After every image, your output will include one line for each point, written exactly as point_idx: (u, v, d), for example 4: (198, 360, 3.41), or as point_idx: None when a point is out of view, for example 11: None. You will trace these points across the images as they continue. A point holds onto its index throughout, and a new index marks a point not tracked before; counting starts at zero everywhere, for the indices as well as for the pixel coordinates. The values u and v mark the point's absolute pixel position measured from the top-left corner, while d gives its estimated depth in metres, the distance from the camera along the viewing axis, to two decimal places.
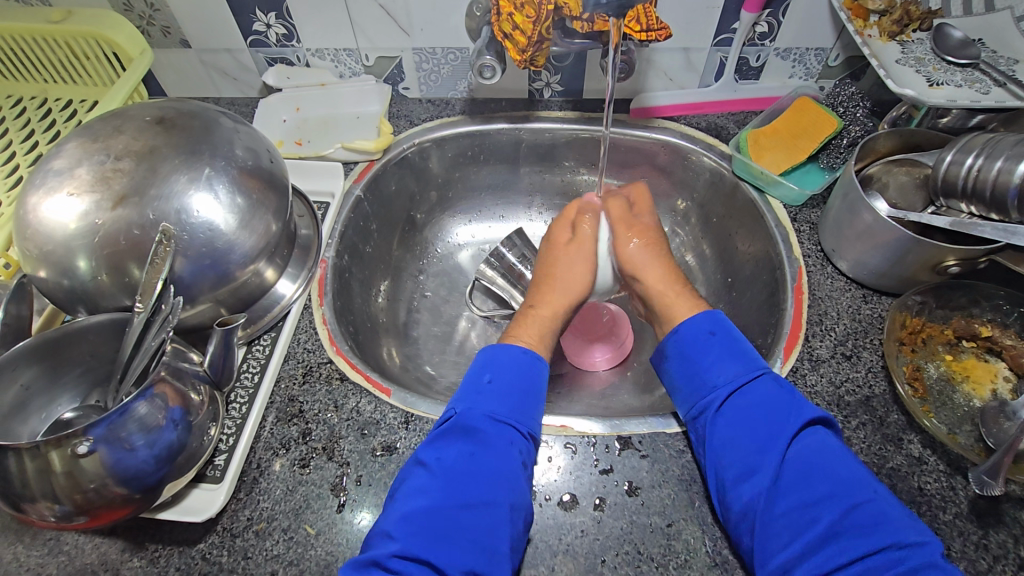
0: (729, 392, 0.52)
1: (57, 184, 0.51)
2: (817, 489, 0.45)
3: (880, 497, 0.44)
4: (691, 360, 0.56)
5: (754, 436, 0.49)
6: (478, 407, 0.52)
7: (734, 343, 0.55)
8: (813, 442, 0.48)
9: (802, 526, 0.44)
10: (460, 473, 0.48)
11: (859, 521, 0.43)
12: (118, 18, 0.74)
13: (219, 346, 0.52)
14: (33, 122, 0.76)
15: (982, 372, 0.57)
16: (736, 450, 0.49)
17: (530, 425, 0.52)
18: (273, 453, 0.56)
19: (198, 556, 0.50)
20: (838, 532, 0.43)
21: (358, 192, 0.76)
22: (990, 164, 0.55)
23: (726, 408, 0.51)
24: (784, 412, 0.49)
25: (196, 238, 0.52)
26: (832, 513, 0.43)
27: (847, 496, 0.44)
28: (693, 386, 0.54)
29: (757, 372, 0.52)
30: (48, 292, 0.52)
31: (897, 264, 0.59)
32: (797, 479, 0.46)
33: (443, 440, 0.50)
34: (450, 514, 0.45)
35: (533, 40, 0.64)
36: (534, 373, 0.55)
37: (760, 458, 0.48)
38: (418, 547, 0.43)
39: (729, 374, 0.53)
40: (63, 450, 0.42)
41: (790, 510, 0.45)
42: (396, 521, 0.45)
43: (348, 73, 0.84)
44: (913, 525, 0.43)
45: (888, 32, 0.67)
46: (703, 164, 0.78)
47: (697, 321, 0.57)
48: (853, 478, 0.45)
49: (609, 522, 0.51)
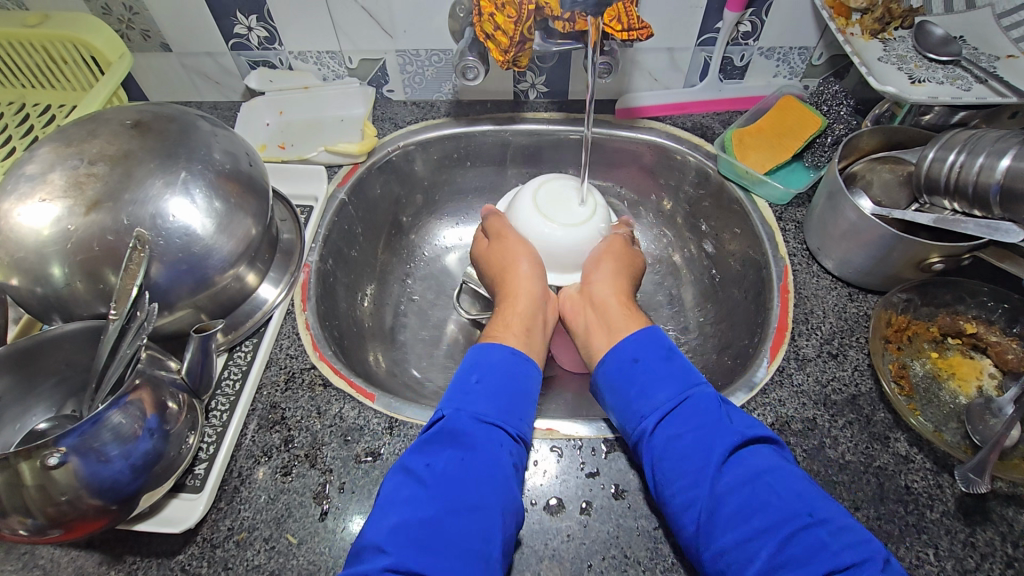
0: (660, 419, 0.51)
1: (30, 190, 0.50)
2: (754, 518, 0.43)
3: (818, 519, 0.42)
4: (620, 390, 0.54)
5: (686, 468, 0.47)
6: (466, 410, 0.51)
7: (659, 363, 0.54)
8: (745, 464, 0.46)
9: (741, 562, 0.42)
10: (451, 479, 0.46)
11: (798, 550, 0.41)
12: (96, 22, 0.73)
13: (197, 353, 0.51)
14: (11, 127, 0.75)
15: (967, 369, 0.57)
16: (674, 483, 0.47)
17: (519, 427, 0.52)
18: (254, 461, 0.55)
19: (176, 567, 0.49)
20: (777, 565, 0.41)
21: (342, 195, 0.75)
22: (972, 160, 0.55)
23: (657, 437, 0.50)
24: (713, 434, 0.48)
25: (173, 243, 0.51)
26: (768, 546, 0.42)
27: (782, 522, 0.42)
28: (625, 416, 0.53)
29: (682, 397, 0.51)
30: (21, 299, 0.51)
31: (882, 261, 0.59)
32: (733, 509, 0.44)
33: (434, 446, 0.49)
34: (446, 520, 0.44)
35: (515, 40, 0.64)
36: (522, 371, 0.55)
37: (695, 490, 0.46)
38: (410, 559, 0.41)
39: (655, 402, 0.52)
40: (33, 461, 0.41)
41: (728, 544, 0.43)
42: (387, 534, 0.43)
43: (332, 76, 0.83)
44: (852, 543, 0.41)
45: (870, 30, 0.67)
46: (689, 164, 0.78)
47: (625, 345, 0.56)
48: (790, 501, 0.44)
49: (596, 526, 0.51)
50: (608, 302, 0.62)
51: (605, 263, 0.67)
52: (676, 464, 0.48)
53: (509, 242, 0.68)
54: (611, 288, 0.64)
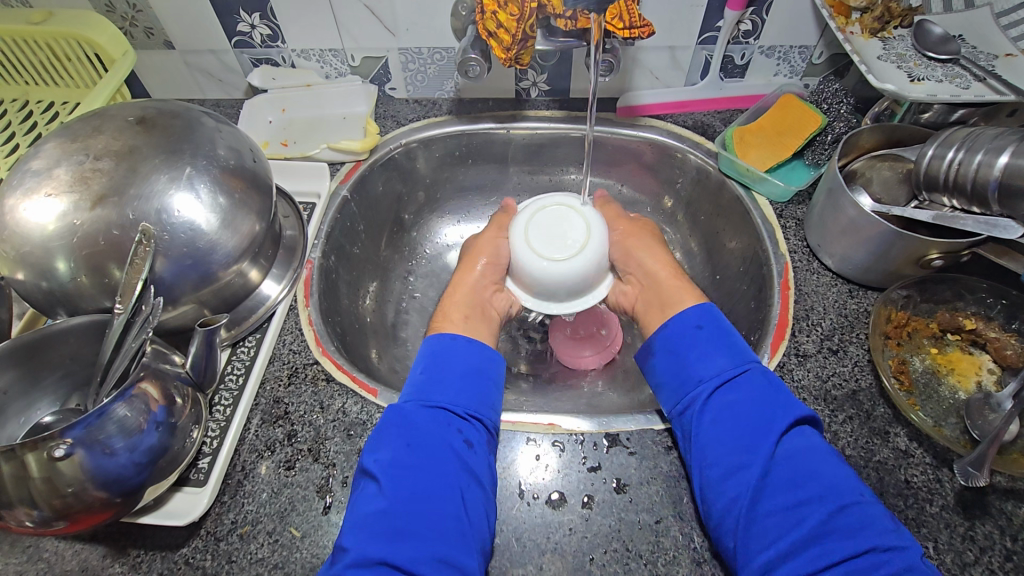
0: (717, 386, 0.52)
1: (35, 185, 0.50)
2: (806, 486, 0.45)
3: (867, 500, 0.44)
4: (679, 354, 0.55)
5: (741, 434, 0.48)
6: (411, 403, 0.52)
7: (719, 337, 0.55)
8: (801, 439, 0.48)
9: (785, 527, 0.44)
10: (403, 469, 0.47)
11: (847, 522, 0.43)
12: (99, 19, 0.74)
13: (202, 346, 0.51)
14: (14, 124, 0.75)
15: (966, 365, 0.58)
16: (722, 446, 0.48)
17: (471, 406, 0.52)
18: (257, 456, 0.55)
19: (181, 560, 0.50)
20: (825, 532, 0.42)
21: (344, 192, 0.76)
22: (971, 157, 0.55)
23: (714, 402, 0.51)
24: (771, 407, 0.49)
25: (178, 238, 0.52)
26: (818, 513, 0.43)
27: (835, 496, 0.44)
28: (676, 381, 0.54)
29: (745, 367, 0.52)
30: (26, 294, 0.51)
31: (882, 258, 0.59)
32: (788, 475, 0.46)
33: (379, 439, 0.49)
34: (403, 509, 0.45)
35: (517, 38, 0.64)
36: (471, 355, 0.55)
37: (746, 455, 0.47)
38: (373, 550, 0.42)
39: (718, 367, 0.52)
40: (39, 453, 0.41)
41: (775, 509, 0.44)
42: (350, 531, 0.44)
43: (334, 74, 0.84)
44: (895, 528, 0.43)
45: (869, 29, 0.68)
46: (689, 162, 0.78)
47: (688, 316, 0.57)
48: (842, 480, 0.45)
49: (597, 520, 0.51)
50: (658, 276, 0.64)
51: (634, 241, 0.67)
52: (731, 427, 0.49)
53: (483, 240, 0.69)
54: (658, 262, 0.65)
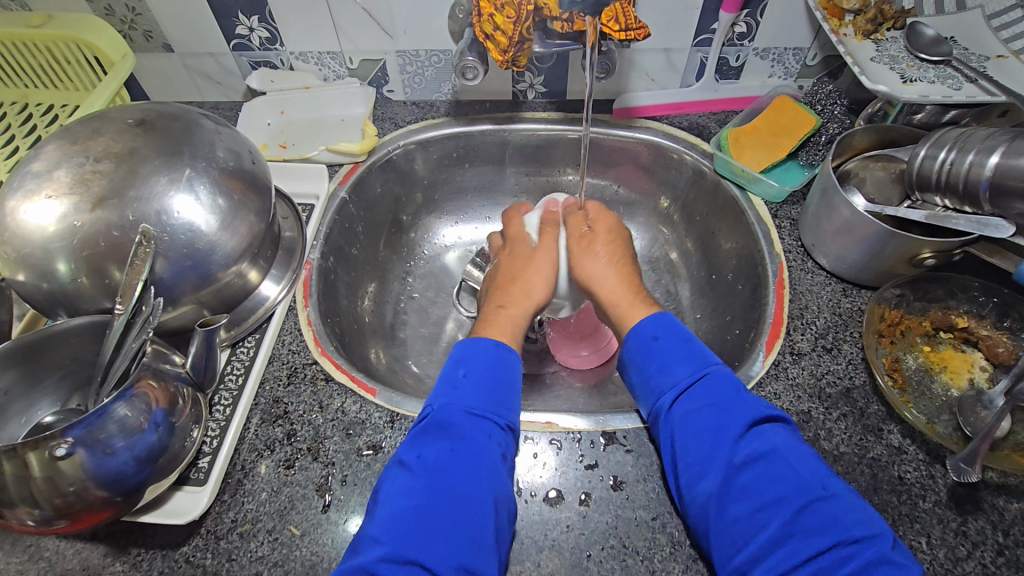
0: (676, 397, 0.52)
1: (36, 186, 0.50)
2: (769, 490, 0.45)
3: (830, 493, 0.44)
4: (641, 367, 0.55)
5: (702, 442, 0.49)
6: (456, 404, 0.52)
7: (678, 344, 0.55)
8: (762, 439, 0.48)
9: (753, 531, 0.44)
10: (442, 469, 0.48)
11: (810, 521, 0.43)
12: (98, 22, 0.74)
13: (202, 346, 0.51)
14: (14, 126, 0.76)
15: (959, 362, 0.59)
16: (687, 457, 0.49)
17: (508, 416, 0.52)
18: (257, 455, 0.55)
19: (181, 559, 0.50)
20: (790, 533, 0.43)
21: (343, 193, 0.76)
22: (962, 158, 0.56)
23: (675, 414, 0.51)
24: (728, 413, 0.50)
25: (178, 239, 0.52)
26: (781, 516, 0.44)
27: (796, 495, 0.44)
28: (645, 392, 0.55)
29: (702, 374, 0.53)
30: (27, 295, 0.52)
31: (875, 257, 0.60)
32: (749, 481, 0.46)
33: (422, 437, 0.50)
34: (435, 513, 0.45)
35: (514, 40, 0.65)
36: (507, 365, 0.55)
37: (709, 464, 0.48)
38: (405, 548, 0.43)
39: (676, 378, 0.53)
40: (41, 452, 0.41)
41: (738, 515, 0.45)
42: (381, 524, 0.45)
43: (332, 77, 0.84)
44: (863, 518, 0.43)
45: (862, 31, 0.69)
46: (685, 162, 0.79)
47: (642, 325, 0.57)
48: (804, 476, 0.45)
49: (595, 517, 0.52)
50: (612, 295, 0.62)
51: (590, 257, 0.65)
52: (695, 434, 0.49)
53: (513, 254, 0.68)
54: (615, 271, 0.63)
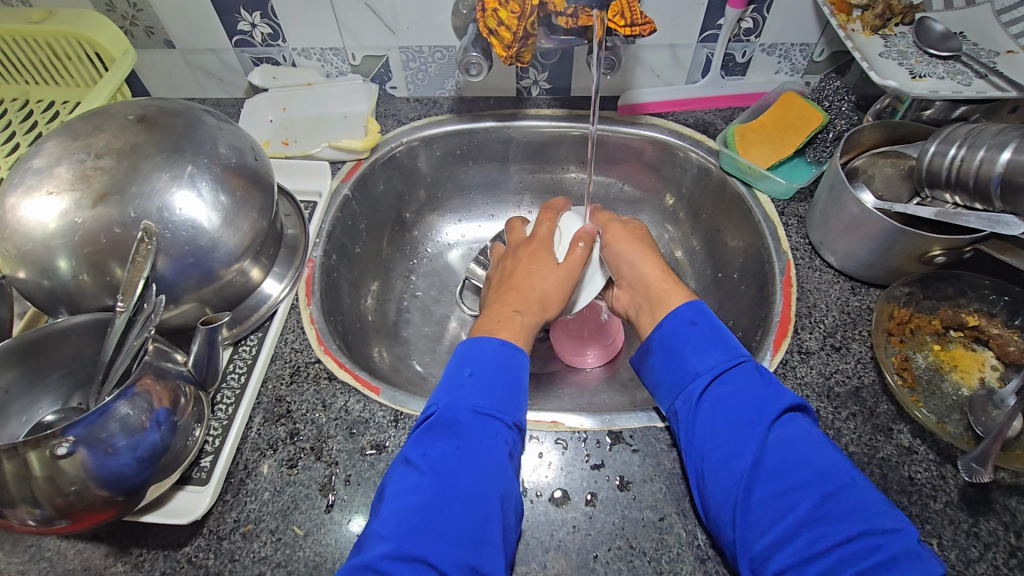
0: (710, 379, 0.52)
1: (37, 183, 0.50)
2: (798, 473, 0.45)
3: (857, 483, 0.44)
4: (673, 352, 0.55)
5: (733, 424, 0.48)
6: (462, 403, 0.51)
7: (710, 330, 0.55)
8: (792, 427, 0.47)
9: (779, 514, 0.43)
10: (447, 468, 0.47)
11: (838, 507, 0.43)
12: (100, 18, 0.74)
13: (204, 346, 0.51)
14: (15, 123, 0.75)
15: (969, 361, 0.58)
16: (716, 438, 0.48)
17: (516, 415, 0.52)
18: (260, 454, 0.55)
19: (183, 559, 0.49)
20: (816, 518, 0.42)
21: (345, 191, 0.76)
22: (973, 154, 0.55)
23: (708, 396, 0.51)
24: (759, 398, 0.49)
25: (180, 236, 0.51)
26: (810, 500, 0.43)
27: (825, 481, 0.44)
28: (673, 378, 0.54)
29: (737, 360, 0.52)
30: (28, 292, 0.51)
31: (884, 255, 0.59)
32: (779, 464, 0.45)
33: (428, 436, 0.49)
34: (441, 510, 0.44)
35: (519, 36, 0.64)
36: (516, 363, 0.54)
37: (739, 445, 0.47)
38: (411, 546, 0.42)
39: (711, 362, 0.52)
40: (42, 451, 0.41)
41: (763, 499, 0.44)
42: (386, 522, 0.44)
43: (335, 73, 0.84)
44: (890, 510, 0.43)
45: (871, 27, 0.68)
46: (691, 160, 0.78)
47: (681, 311, 0.57)
48: (832, 466, 0.45)
49: (601, 517, 0.51)
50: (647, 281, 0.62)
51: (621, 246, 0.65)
52: (727, 415, 0.49)
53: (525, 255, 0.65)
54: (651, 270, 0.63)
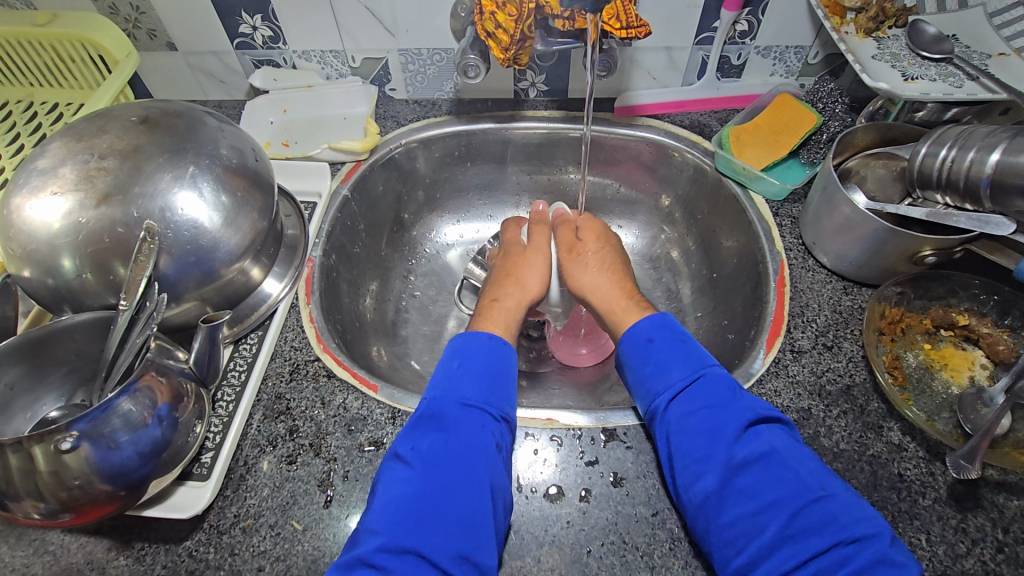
0: (672, 397, 0.52)
1: (42, 184, 0.51)
2: (768, 490, 0.45)
3: (829, 493, 0.45)
4: (638, 369, 0.56)
5: (700, 443, 0.49)
6: (451, 396, 0.52)
7: (670, 346, 0.56)
8: (761, 439, 0.48)
9: (752, 532, 0.44)
10: (438, 461, 0.48)
11: (809, 521, 0.43)
12: (103, 21, 0.75)
13: (205, 343, 0.52)
14: (19, 125, 0.76)
15: (959, 360, 0.59)
16: (685, 458, 0.49)
17: (504, 408, 0.52)
18: (260, 451, 0.56)
19: (184, 553, 0.50)
20: (787, 535, 0.43)
21: (345, 192, 0.77)
22: (963, 155, 0.56)
23: (671, 414, 0.52)
24: (724, 414, 0.50)
25: (182, 235, 0.52)
26: (780, 518, 0.44)
27: (795, 496, 0.45)
28: (641, 394, 0.55)
29: (699, 374, 0.53)
30: (33, 291, 0.52)
31: (876, 255, 0.60)
32: (748, 481, 0.46)
33: (417, 431, 0.50)
34: (434, 502, 0.45)
35: (516, 38, 0.65)
36: (501, 360, 0.55)
37: (707, 465, 0.48)
38: (404, 537, 0.43)
39: (671, 380, 0.53)
40: (46, 445, 0.42)
41: (737, 516, 0.45)
42: (378, 515, 0.45)
43: (335, 75, 0.85)
44: (862, 517, 0.43)
45: (864, 29, 0.68)
46: (687, 161, 0.79)
47: (638, 328, 0.58)
48: (803, 476, 0.46)
49: (595, 513, 0.52)
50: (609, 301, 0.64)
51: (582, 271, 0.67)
52: (692, 433, 0.50)
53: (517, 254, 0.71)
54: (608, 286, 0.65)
